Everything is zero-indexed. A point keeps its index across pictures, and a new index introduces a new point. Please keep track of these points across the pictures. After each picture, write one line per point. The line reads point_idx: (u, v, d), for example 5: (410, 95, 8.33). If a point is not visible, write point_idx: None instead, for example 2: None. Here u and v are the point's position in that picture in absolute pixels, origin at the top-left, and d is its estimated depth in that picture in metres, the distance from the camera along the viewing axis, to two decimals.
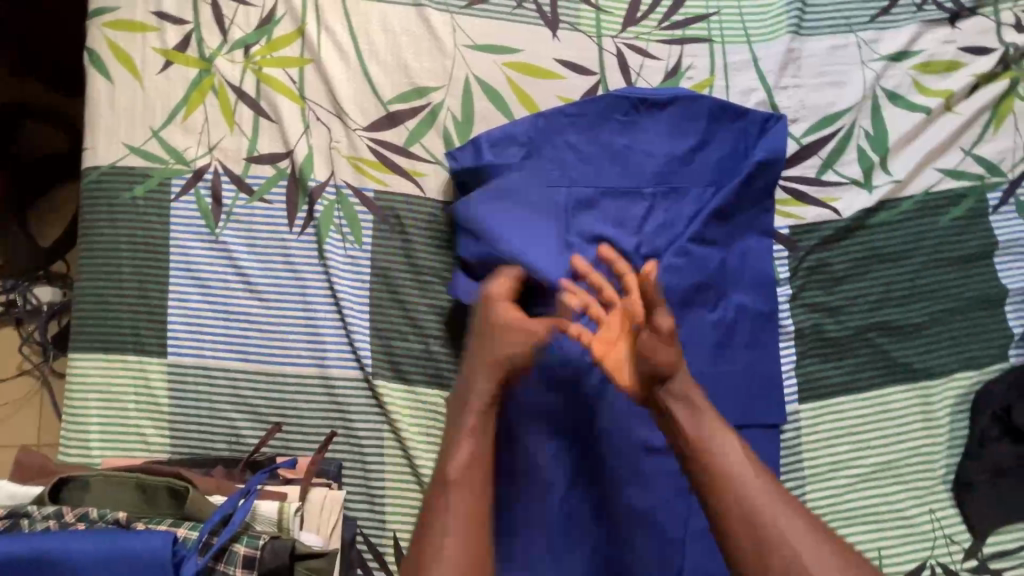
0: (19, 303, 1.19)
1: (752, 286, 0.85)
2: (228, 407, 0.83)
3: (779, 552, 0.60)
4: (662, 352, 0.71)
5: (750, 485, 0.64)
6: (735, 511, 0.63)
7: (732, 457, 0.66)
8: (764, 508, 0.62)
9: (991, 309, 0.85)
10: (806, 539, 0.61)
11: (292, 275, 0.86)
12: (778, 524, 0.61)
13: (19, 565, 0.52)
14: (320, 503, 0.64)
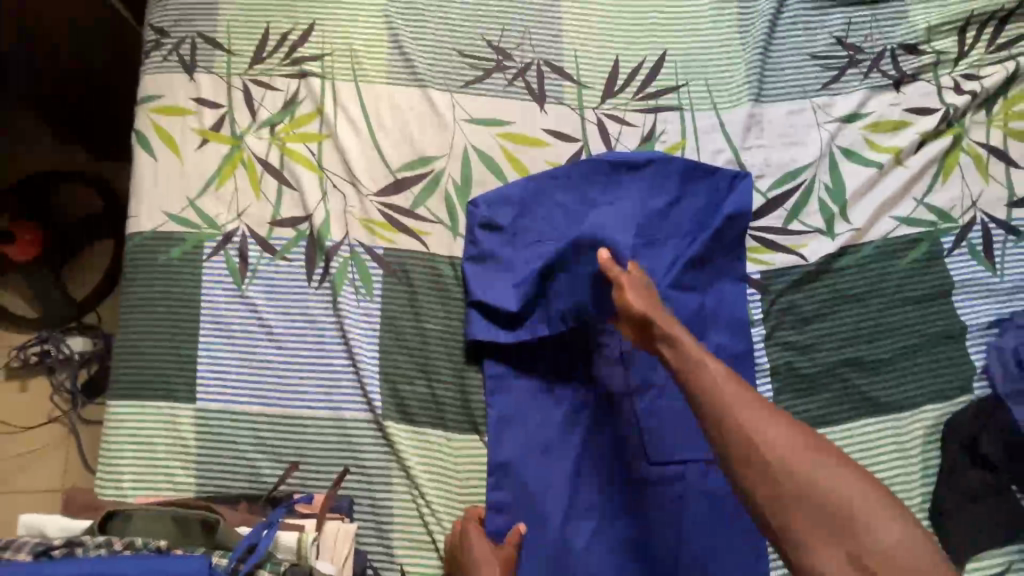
0: (53, 352, 1.30)
1: (727, 327, 0.93)
2: (249, 448, 0.91)
3: (749, 442, 0.63)
4: (635, 295, 0.82)
5: (726, 392, 0.68)
6: (712, 413, 0.67)
7: (709, 373, 0.70)
8: (736, 408, 0.66)
9: (954, 344, 0.91)
10: (777, 433, 0.63)
11: (309, 325, 0.95)
12: (749, 423, 0.64)
13: None
14: (334, 534, 0.72)
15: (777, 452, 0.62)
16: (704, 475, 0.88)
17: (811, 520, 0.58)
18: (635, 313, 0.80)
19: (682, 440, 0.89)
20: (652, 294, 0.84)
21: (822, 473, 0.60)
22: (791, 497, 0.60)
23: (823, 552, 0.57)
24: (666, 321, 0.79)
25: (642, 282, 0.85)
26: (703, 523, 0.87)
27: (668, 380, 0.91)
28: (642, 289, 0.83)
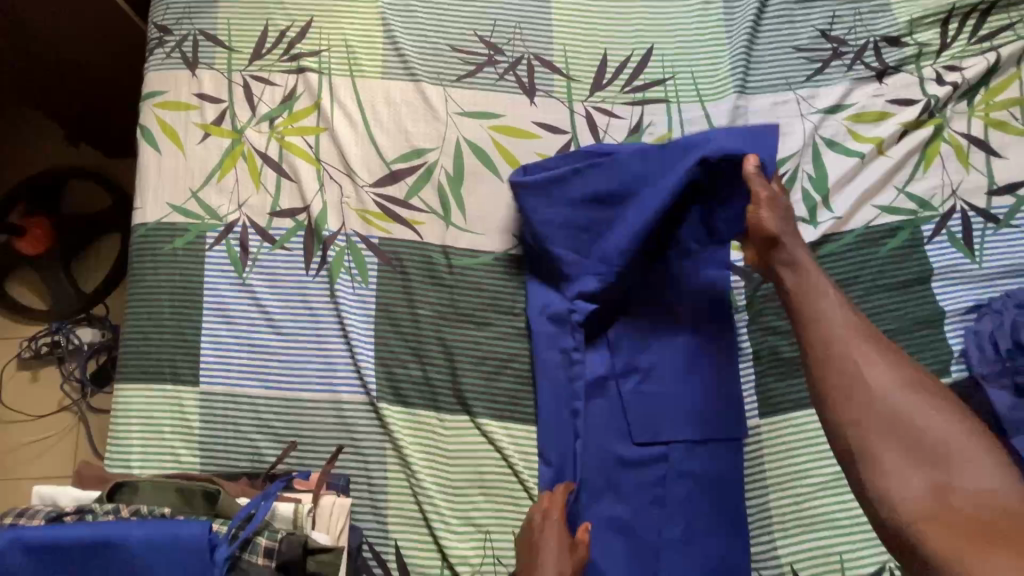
0: (62, 343, 1.34)
1: (713, 313, 0.96)
2: (250, 429, 0.95)
3: (851, 372, 0.72)
4: (769, 218, 0.83)
5: (839, 328, 0.75)
6: (817, 342, 0.76)
7: (825, 309, 0.77)
8: (846, 343, 0.74)
9: (932, 329, 0.94)
10: (885, 372, 0.71)
11: (307, 311, 0.99)
12: (856, 356, 0.73)
13: (81, 546, 0.61)
14: (330, 508, 0.75)
15: (880, 384, 0.70)
16: (689, 454, 0.92)
17: (897, 446, 0.67)
18: (766, 236, 0.83)
19: (668, 421, 0.92)
20: (788, 220, 0.85)
21: (922, 414, 0.69)
22: (881, 423, 0.69)
23: (903, 476, 0.65)
24: (796, 248, 0.83)
25: (780, 204, 0.85)
26: (685, 503, 0.90)
27: (653, 364, 0.95)
28: (779, 212, 0.84)
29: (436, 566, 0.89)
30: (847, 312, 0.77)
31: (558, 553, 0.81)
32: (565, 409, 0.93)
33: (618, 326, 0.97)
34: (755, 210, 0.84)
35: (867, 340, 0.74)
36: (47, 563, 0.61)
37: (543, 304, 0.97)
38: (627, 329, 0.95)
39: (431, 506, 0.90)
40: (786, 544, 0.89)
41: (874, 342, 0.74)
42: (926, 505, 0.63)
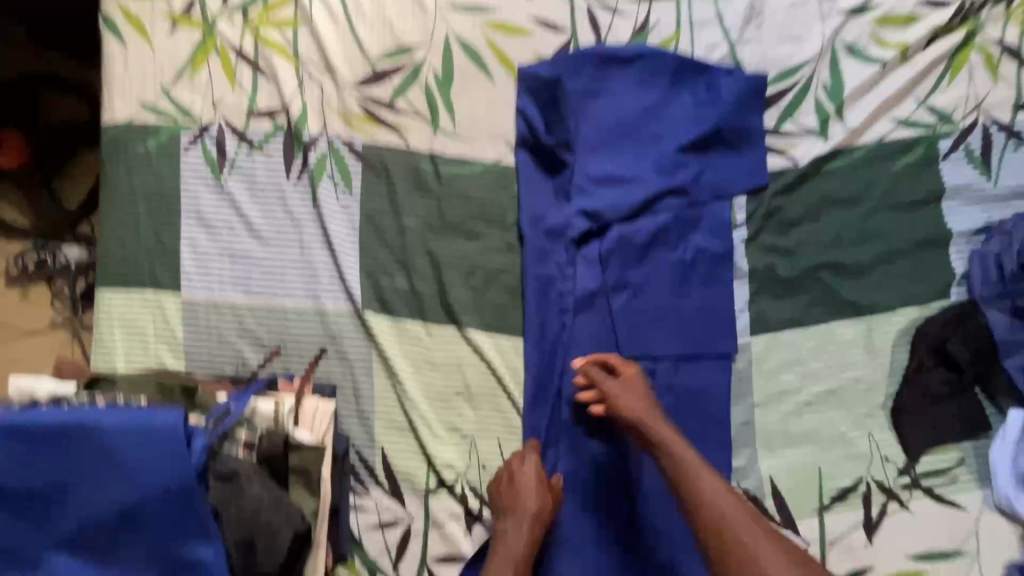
0: (49, 261, 1.28)
1: (711, 230, 0.92)
2: (233, 335, 0.93)
3: (751, 560, 0.69)
4: (627, 403, 0.84)
5: (720, 497, 0.74)
6: (711, 526, 0.73)
7: (707, 483, 0.75)
8: (729, 520, 0.72)
9: (938, 250, 0.90)
10: (775, 555, 0.69)
11: (290, 219, 0.95)
12: (749, 541, 0.71)
13: (55, 432, 0.58)
14: (312, 411, 0.72)
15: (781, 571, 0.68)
16: (676, 369, 0.91)
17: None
18: (631, 421, 0.83)
19: (656, 336, 0.91)
20: (643, 400, 0.85)
21: None
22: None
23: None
24: (658, 426, 0.82)
25: (632, 386, 0.86)
26: (671, 415, 0.90)
27: (645, 281, 0.92)
28: (631, 393, 0.85)
29: (422, 470, 0.90)
30: (729, 489, 0.75)
31: (537, 491, 0.84)
32: (553, 320, 0.92)
33: (616, 229, 0.92)
34: (613, 401, 0.84)
35: (743, 505, 0.75)
36: (12, 437, 0.58)
37: (535, 214, 0.93)
38: (620, 244, 0.92)
39: (416, 414, 0.91)
40: (767, 457, 0.90)
41: (753, 514, 0.74)
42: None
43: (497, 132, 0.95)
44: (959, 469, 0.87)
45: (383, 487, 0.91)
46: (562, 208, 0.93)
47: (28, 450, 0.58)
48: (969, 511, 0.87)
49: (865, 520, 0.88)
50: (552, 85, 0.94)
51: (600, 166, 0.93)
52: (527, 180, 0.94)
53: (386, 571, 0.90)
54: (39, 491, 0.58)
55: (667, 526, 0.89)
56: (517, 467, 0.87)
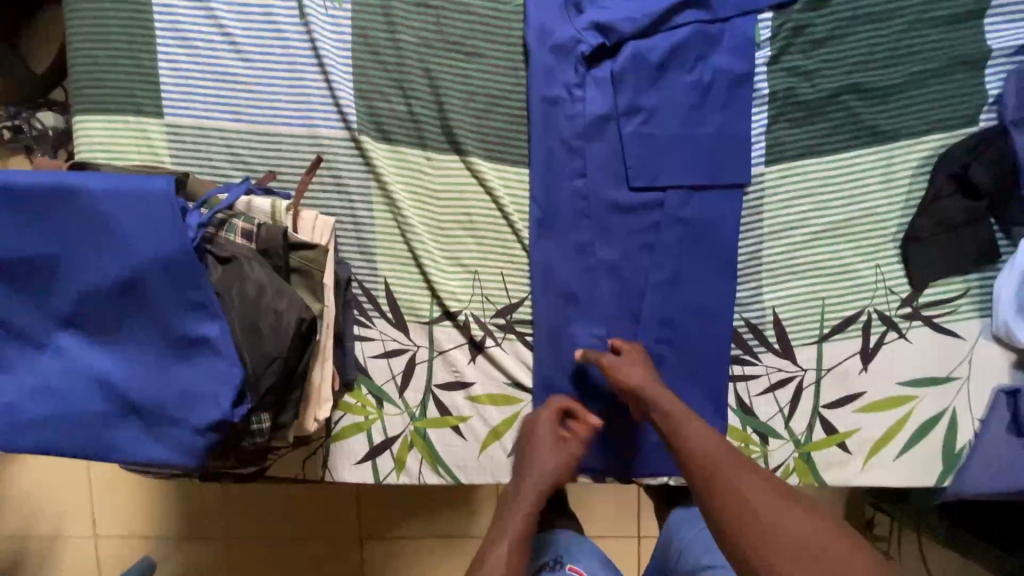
0: (22, 130, 1.08)
1: (731, 49, 0.86)
2: (225, 163, 0.89)
3: (733, 492, 0.63)
4: (624, 370, 0.82)
5: (708, 442, 0.69)
6: (696, 466, 0.68)
7: (692, 428, 0.72)
8: (711, 458, 0.67)
9: (973, 70, 0.84)
10: (761, 487, 0.63)
11: (274, 34, 0.87)
12: (735, 476, 0.65)
13: (43, 196, 0.56)
14: (312, 222, 0.71)
15: (766, 505, 0.61)
16: (685, 201, 0.88)
17: (790, 556, 0.57)
18: (628, 386, 0.80)
19: (667, 164, 0.87)
20: (645, 370, 0.83)
21: (808, 526, 0.59)
22: (778, 548, 0.58)
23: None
24: (656, 391, 0.79)
25: (633, 359, 0.84)
26: (677, 247, 0.89)
27: (658, 106, 0.86)
28: (628, 363, 0.83)
29: (426, 301, 0.90)
30: (710, 430, 0.71)
31: (557, 448, 0.83)
32: (559, 147, 0.87)
33: (631, 44, 0.85)
34: (611, 369, 0.82)
35: (731, 448, 0.69)
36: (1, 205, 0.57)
37: (543, 29, 0.85)
38: (633, 63, 0.85)
39: (417, 244, 0.88)
40: (772, 290, 0.89)
41: (740, 456, 0.68)
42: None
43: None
44: (962, 300, 0.87)
45: (386, 317, 0.91)
46: (572, 24, 0.86)
47: (20, 219, 0.57)
48: (966, 340, 0.87)
49: (863, 348, 0.89)
50: None
51: None
52: None
53: (392, 397, 0.91)
54: (35, 257, 0.57)
55: (667, 355, 0.90)
56: (533, 430, 0.85)
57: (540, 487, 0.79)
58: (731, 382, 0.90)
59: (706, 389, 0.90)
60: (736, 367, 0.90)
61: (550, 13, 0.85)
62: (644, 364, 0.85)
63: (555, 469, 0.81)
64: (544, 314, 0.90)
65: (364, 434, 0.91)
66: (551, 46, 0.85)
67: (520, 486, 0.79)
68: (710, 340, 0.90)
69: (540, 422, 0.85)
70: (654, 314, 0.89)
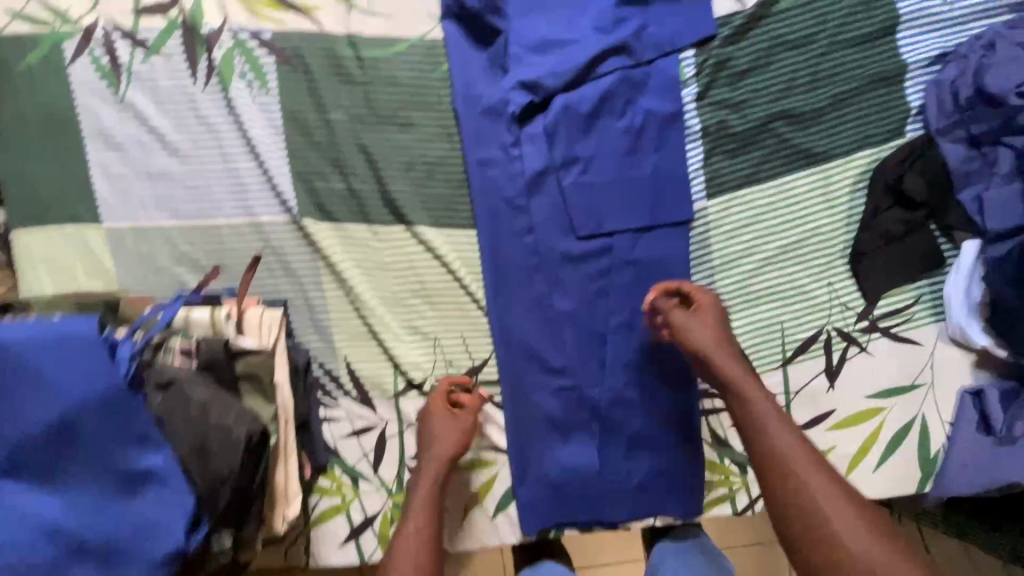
0: None
1: (658, 91, 0.86)
2: (170, 261, 0.88)
3: (817, 520, 0.64)
4: (695, 333, 0.79)
5: (801, 465, 0.68)
6: (769, 465, 0.69)
7: (769, 420, 0.72)
8: (792, 462, 0.68)
9: (892, 85, 0.86)
10: (846, 509, 0.64)
11: (205, 129, 0.87)
12: (817, 491, 0.66)
13: None
14: (258, 320, 0.72)
15: (849, 530, 0.63)
16: (633, 244, 0.88)
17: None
18: (696, 349, 0.79)
19: (610, 209, 0.87)
20: (719, 334, 0.80)
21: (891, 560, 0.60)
22: None
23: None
24: (727, 362, 0.77)
25: (703, 318, 0.81)
26: (631, 289, 0.89)
27: (594, 154, 0.87)
28: (702, 325, 0.80)
29: (389, 374, 0.89)
30: (794, 428, 0.71)
31: (456, 429, 0.84)
32: (502, 206, 0.87)
33: (560, 97, 0.86)
34: (679, 331, 0.80)
35: (822, 465, 0.68)
36: None
37: (472, 95, 0.86)
38: (563, 117, 0.86)
39: (374, 319, 0.88)
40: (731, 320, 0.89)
41: (826, 467, 0.68)
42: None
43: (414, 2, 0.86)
44: (915, 307, 0.88)
45: (351, 395, 0.89)
46: (498, 84, 0.86)
47: None
48: (924, 345, 0.88)
49: (826, 367, 0.89)
50: None
51: (535, 32, 0.85)
52: (457, 54, 0.86)
53: (367, 475, 0.90)
54: None
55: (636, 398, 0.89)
56: (426, 420, 0.85)
57: (441, 472, 0.82)
58: (702, 415, 0.90)
59: (679, 424, 0.89)
60: (706, 401, 0.90)
61: (477, 77, 0.86)
62: (718, 325, 0.81)
63: (456, 450, 0.83)
64: (509, 372, 0.89)
65: (343, 516, 0.89)
66: (480, 110, 0.86)
67: (422, 475, 0.81)
68: (679, 377, 0.89)
69: (433, 405, 0.86)
70: (618, 358, 0.89)
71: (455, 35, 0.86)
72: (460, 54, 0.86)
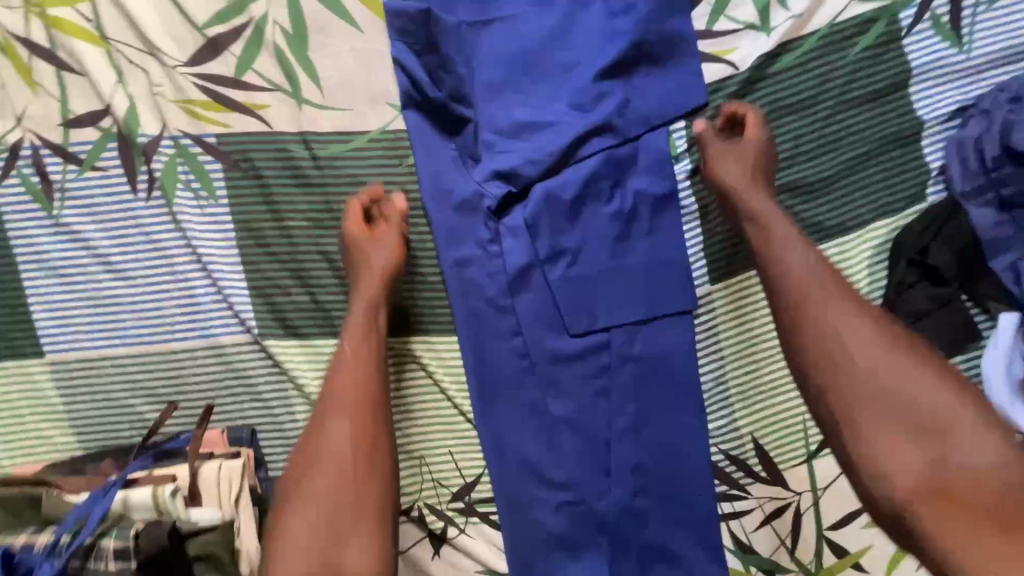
0: None
1: (648, 170, 0.78)
2: (122, 392, 0.80)
3: (836, 350, 0.63)
4: (728, 167, 0.75)
5: (824, 298, 0.66)
6: (791, 299, 0.67)
7: (795, 258, 0.69)
8: (814, 296, 0.66)
9: (907, 145, 0.77)
10: (868, 336, 0.63)
11: (150, 246, 0.78)
12: (837, 320, 0.64)
13: None
14: (216, 476, 0.75)
15: (868, 356, 0.62)
16: (631, 338, 0.79)
17: (890, 417, 0.60)
18: (726, 182, 0.75)
19: (605, 304, 0.78)
20: (749, 170, 0.75)
21: (913, 384, 0.60)
22: (872, 402, 0.61)
23: (897, 446, 0.59)
24: (758, 198, 0.74)
25: (740, 149, 0.75)
26: (633, 388, 0.79)
27: (582, 244, 0.78)
28: (738, 156, 0.75)
29: None
30: (823, 262, 0.68)
31: (388, 243, 0.76)
32: (485, 308, 0.79)
33: (539, 185, 0.77)
34: (716, 163, 0.76)
35: (844, 289, 0.66)
36: None
37: (444, 189, 0.78)
38: (545, 207, 0.77)
39: None
40: (746, 415, 0.82)
41: (855, 298, 0.66)
42: (926, 482, 0.58)
43: (370, 91, 0.78)
44: None
45: None
46: (471, 175, 0.78)
47: None
48: None
49: None
50: (427, 28, 0.77)
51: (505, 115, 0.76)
52: (421, 146, 0.77)
53: None
54: None
55: (648, 507, 0.80)
56: (352, 257, 0.77)
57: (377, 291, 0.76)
58: (722, 521, 0.82)
59: (698, 535, 0.80)
60: (725, 504, 0.82)
61: (447, 169, 0.78)
62: (752, 161, 0.75)
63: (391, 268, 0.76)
64: (504, 489, 0.80)
65: None
66: (452, 205, 0.78)
67: (356, 314, 0.74)
68: (694, 481, 0.80)
69: (354, 232, 0.76)
70: (624, 465, 0.79)
71: (417, 126, 0.78)
72: (424, 146, 0.78)
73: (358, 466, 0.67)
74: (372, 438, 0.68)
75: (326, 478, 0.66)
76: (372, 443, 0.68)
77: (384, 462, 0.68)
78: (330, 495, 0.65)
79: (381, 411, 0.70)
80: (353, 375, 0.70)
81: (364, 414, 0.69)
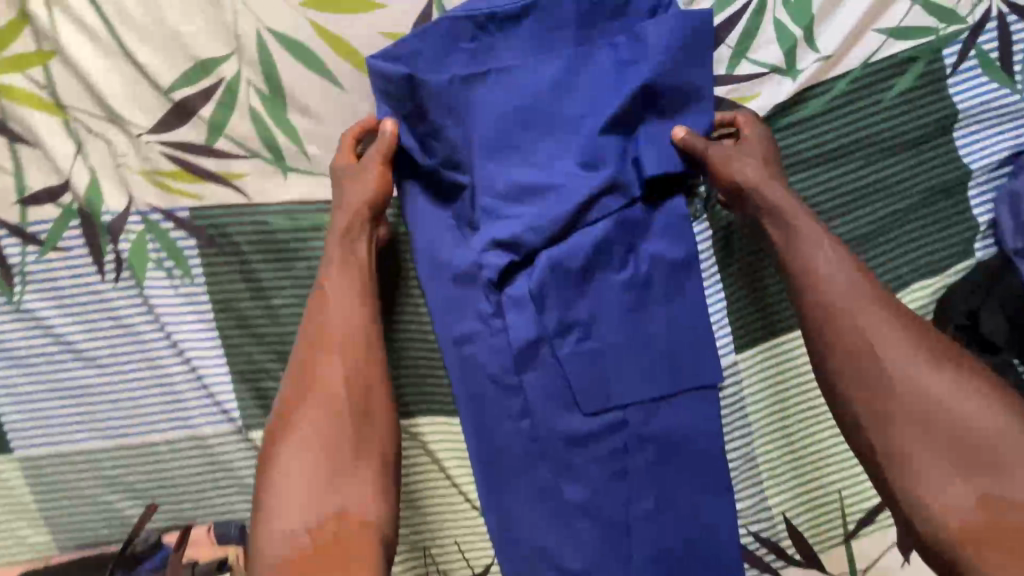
0: None
1: (665, 232, 0.71)
2: (98, 489, 0.73)
3: (864, 357, 0.55)
4: (740, 166, 0.67)
5: (850, 301, 0.57)
6: (814, 299, 0.59)
7: (819, 255, 0.60)
8: (841, 298, 0.57)
9: (951, 196, 0.70)
10: (902, 343, 0.54)
11: (121, 331, 0.71)
12: (867, 325, 0.56)
13: None
14: None
15: (903, 366, 0.53)
16: (650, 417, 0.71)
17: (926, 435, 0.51)
18: (737, 178, 0.67)
19: (621, 380, 0.70)
20: (760, 163, 0.67)
21: (955, 400, 0.51)
22: (905, 418, 0.52)
23: (937, 478, 0.50)
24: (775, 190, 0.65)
25: (750, 145, 0.68)
26: (653, 471, 0.71)
27: (593, 316, 0.70)
28: (747, 152, 0.67)
29: None
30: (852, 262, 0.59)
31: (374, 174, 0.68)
32: (488, 386, 0.71)
33: (544, 252, 0.69)
34: (723, 159, 0.67)
35: (875, 291, 0.58)
36: None
37: (441, 259, 0.71)
38: (551, 275, 0.68)
39: None
40: (777, 492, 0.76)
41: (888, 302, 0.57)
42: (972, 527, 0.48)
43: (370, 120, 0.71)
44: None
45: None
46: (469, 243, 0.71)
47: None
48: None
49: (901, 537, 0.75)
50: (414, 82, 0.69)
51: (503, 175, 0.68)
52: (419, 216, 0.73)
53: None
54: None
55: None
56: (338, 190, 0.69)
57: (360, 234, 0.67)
58: None
59: None
60: None
61: (445, 237, 0.72)
62: (764, 154, 0.68)
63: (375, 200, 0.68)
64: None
65: None
66: (451, 276, 0.71)
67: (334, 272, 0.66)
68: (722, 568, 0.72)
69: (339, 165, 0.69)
70: (645, 554, 0.72)
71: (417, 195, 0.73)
72: (423, 215, 0.73)
73: (348, 416, 0.59)
74: (358, 407, 0.60)
75: (279, 479, 0.55)
76: (368, 381, 0.61)
77: (381, 399, 0.61)
78: (322, 434, 0.58)
79: (375, 345, 0.63)
80: (341, 327, 0.63)
81: (357, 354, 0.62)
